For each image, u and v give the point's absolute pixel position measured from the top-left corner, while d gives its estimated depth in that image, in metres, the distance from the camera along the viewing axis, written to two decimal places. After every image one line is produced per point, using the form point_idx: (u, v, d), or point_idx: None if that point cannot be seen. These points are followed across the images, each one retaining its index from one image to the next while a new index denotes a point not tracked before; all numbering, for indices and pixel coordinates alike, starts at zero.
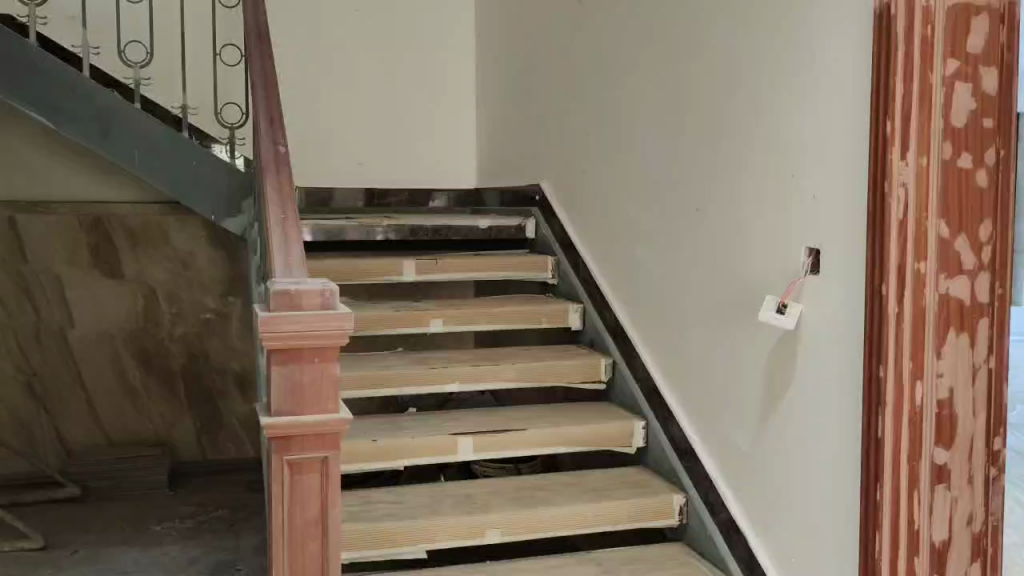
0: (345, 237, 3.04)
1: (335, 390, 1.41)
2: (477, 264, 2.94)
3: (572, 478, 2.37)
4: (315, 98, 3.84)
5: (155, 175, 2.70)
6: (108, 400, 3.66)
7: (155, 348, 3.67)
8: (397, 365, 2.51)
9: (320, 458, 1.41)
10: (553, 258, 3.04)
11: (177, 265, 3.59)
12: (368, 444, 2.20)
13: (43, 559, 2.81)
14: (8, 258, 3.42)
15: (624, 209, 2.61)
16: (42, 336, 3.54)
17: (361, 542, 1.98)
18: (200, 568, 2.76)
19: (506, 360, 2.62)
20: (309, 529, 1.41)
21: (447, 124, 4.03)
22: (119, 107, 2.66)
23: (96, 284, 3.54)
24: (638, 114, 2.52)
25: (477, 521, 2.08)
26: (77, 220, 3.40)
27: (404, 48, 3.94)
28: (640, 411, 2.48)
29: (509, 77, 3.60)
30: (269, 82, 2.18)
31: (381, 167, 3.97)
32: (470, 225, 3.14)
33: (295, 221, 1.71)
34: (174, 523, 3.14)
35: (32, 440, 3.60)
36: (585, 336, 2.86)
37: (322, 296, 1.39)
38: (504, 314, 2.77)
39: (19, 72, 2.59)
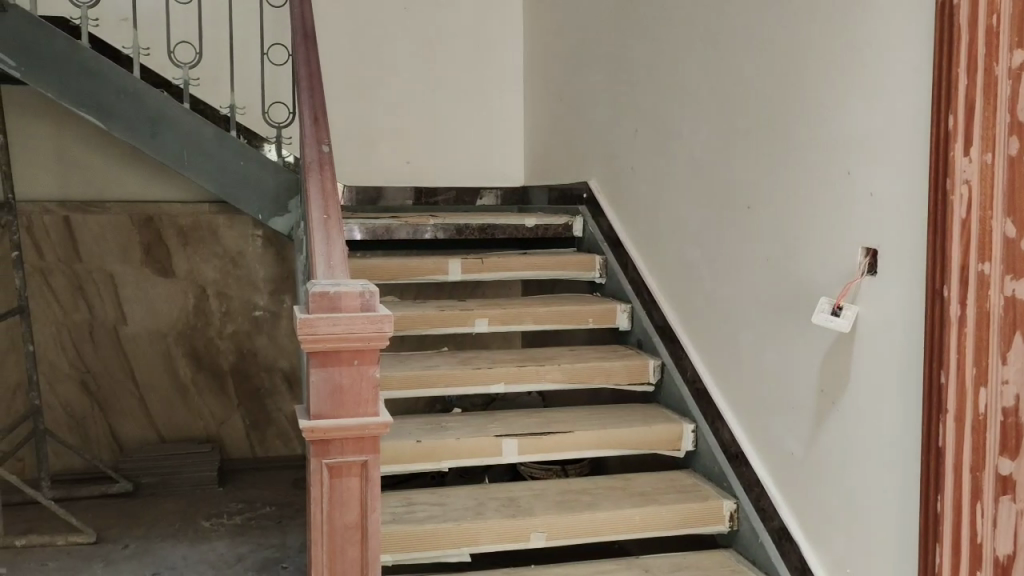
0: (391, 236, 3.03)
1: (375, 392, 1.39)
2: (523, 264, 2.91)
3: (618, 481, 2.33)
4: (362, 96, 3.84)
5: (204, 175, 2.72)
6: (160, 396, 3.64)
7: (205, 347, 3.66)
8: (442, 365, 2.49)
9: (359, 461, 1.39)
10: (601, 257, 2.99)
11: (227, 263, 3.64)
12: (413, 445, 2.18)
13: (95, 553, 2.85)
14: (63, 257, 3.48)
15: (673, 207, 2.56)
16: (97, 333, 3.55)
17: (404, 544, 1.96)
18: (246, 567, 2.77)
19: (552, 360, 2.58)
20: (349, 532, 1.40)
21: (494, 123, 4.02)
22: (171, 108, 2.68)
23: (149, 282, 3.57)
24: (687, 109, 2.47)
25: (521, 524, 2.05)
26: (130, 220, 3.52)
27: (451, 45, 3.92)
28: (689, 413, 2.43)
29: (556, 74, 3.56)
30: (313, 81, 2.18)
31: (428, 165, 3.95)
32: (516, 224, 3.11)
33: (338, 221, 1.70)
34: (223, 519, 3.16)
35: (87, 437, 3.59)
36: (632, 336, 2.81)
37: (362, 298, 1.37)
38: (550, 314, 2.73)
39: (75, 76, 2.63)
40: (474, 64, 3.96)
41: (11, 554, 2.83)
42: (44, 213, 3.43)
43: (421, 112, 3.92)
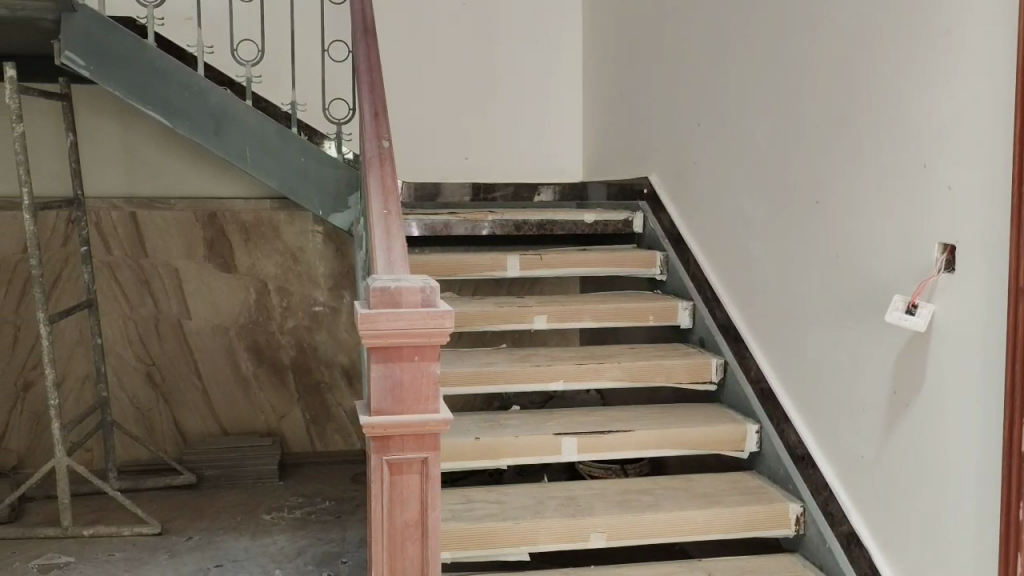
0: (449, 232, 3.02)
1: (435, 389, 1.37)
2: (582, 260, 2.88)
3: (679, 482, 2.28)
4: (422, 93, 3.84)
5: (266, 171, 2.74)
6: (222, 389, 3.70)
7: (266, 341, 3.70)
8: (500, 362, 2.47)
9: (419, 459, 1.38)
10: (662, 254, 2.94)
11: (288, 259, 3.66)
12: (471, 443, 2.17)
13: (160, 544, 2.90)
14: (129, 252, 3.54)
15: (737, 202, 2.50)
16: (161, 327, 3.61)
17: (463, 542, 1.95)
18: (306, 560, 2.80)
19: (611, 358, 2.55)
20: (409, 530, 1.39)
21: (554, 118, 3.99)
22: (234, 105, 2.70)
23: (212, 277, 3.62)
24: (752, 101, 2.41)
25: (582, 524, 2.02)
26: (194, 217, 3.56)
27: (510, 40, 3.89)
28: (753, 414, 2.37)
29: (617, 68, 3.51)
30: (374, 77, 2.17)
31: (487, 161, 3.94)
32: (575, 220, 3.08)
33: (398, 216, 1.69)
34: (284, 513, 3.20)
35: (152, 429, 3.67)
36: (694, 335, 2.76)
37: (422, 294, 1.35)
38: (610, 312, 2.70)
39: (141, 75, 2.68)
40: (532, 59, 3.93)
41: (79, 544, 2.89)
42: (112, 210, 3.50)
43: (479, 108, 3.91)
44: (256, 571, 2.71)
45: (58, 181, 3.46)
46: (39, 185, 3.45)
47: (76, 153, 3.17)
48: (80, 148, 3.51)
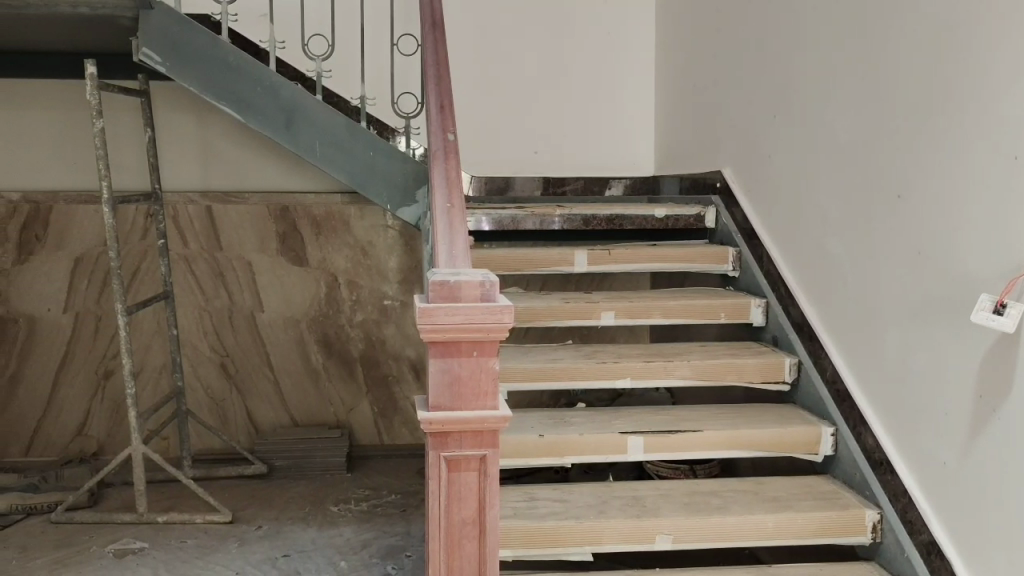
0: (517, 226, 2.99)
1: (494, 385, 1.34)
2: (652, 255, 2.82)
3: (749, 485, 2.21)
4: (491, 87, 3.82)
5: (335, 166, 2.76)
6: (293, 381, 3.74)
7: (336, 334, 3.73)
8: (567, 358, 2.44)
9: (478, 456, 1.35)
10: (735, 250, 2.86)
11: (358, 253, 3.69)
12: (535, 439, 2.14)
13: (231, 532, 2.95)
14: (204, 245, 3.61)
15: (815, 197, 2.41)
16: (235, 318, 3.68)
17: (525, 540, 1.92)
18: (372, 553, 2.81)
19: (680, 356, 2.49)
20: (467, 528, 1.37)
21: (624, 112, 3.93)
22: (305, 100, 2.72)
23: (283, 270, 3.66)
24: (832, 93, 2.32)
25: (646, 525, 1.97)
26: (267, 211, 3.62)
27: (582, 35, 3.85)
28: (828, 416, 2.29)
29: (691, 59, 3.43)
30: (441, 70, 2.15)
31: (556, 155, 3.91)
32: (646, 215, 3.02)
33: (461, 210, 1.67)
34: (350, 505, 3.22)
35: (225, 419, 3.74)
36: (767, 333, 2.68)
37: (482, 289, 1.32)
38: (680, 309, 2.64)
39: (215, 70, 2.72)
40: (603, 52, 3.88)
41: (154, 530, 2.96)
42: (188, 204, 3.58)
43: (550, 102, 3.87)
44: (322, 562, 2.73)
45: (137, 175, 3.55)
46: (119, 179, 3.55)
47: (155, 148, 3.24)
48: (158, 143, 3.59)
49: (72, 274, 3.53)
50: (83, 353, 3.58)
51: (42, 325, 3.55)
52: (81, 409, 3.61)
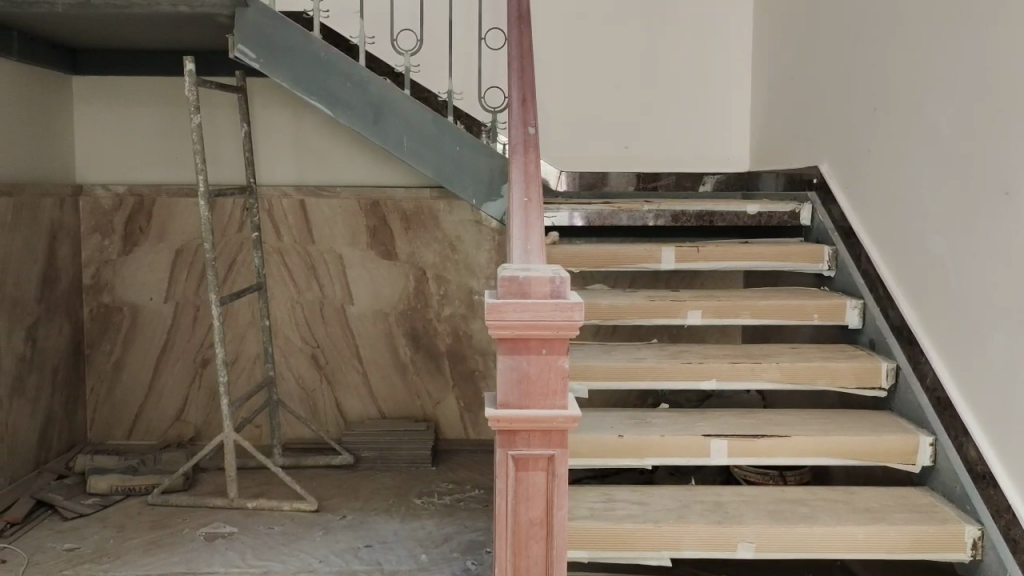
0: (616, 221, 2.94)
1: (563, 383, 1.31)
2: (742, 253, 2.73)
3: (839, 494, 2.12)
4: (582, 82, 3.79)
5: (421, 160, 2.77)
6: (381, 374, 3.78)
7: (423, 328, 3.76)
8: (650, 357, 2.38)
9: (546, 456, 1.33)
10: (832, 248, 2.74)
11: (446, 248, 3.70)
12: (614, 439, 2.09)
13: (316, 521, 3.00)
14: (298, 237, 3.69)
15: (917, 194, 2.29)
16: (326, 311, 3.74)
17: (600, 542, 1.88)
18: (452, 547, 2.81)
19: (768, 358, 2.40)
20: (534, 528, 1.34)
21: (719, 105, 3.82)
22: (393, 94, 2.74)
23: (375, 265, 3.71)
24: (935, 84, 2.20)
25: (728, 532, 1.91)
26: (358, 205, 3.68)
27: (674, 27, 3.77)
28: (927, 425, 2.17)
29: (788, 50, 3.31)
30: (522, 63, 2.13)
31: (647, 150, 3.83)
32: (738, 211, 2.94)
33: (538, 205, 1.64)
34: (433, 498, 3.23)
35: (315, 410, 3.80)
36: (864, 336, 2.55)
37: (552, 284, 1.29)
38: (771, 308, 2.55)
39: (306, 65, 2.76)
40: (698, 44, 3.78)
41: (243, 515, 3.03)
42: (283, 197, 3.67)
43: (641, 96, 3.80)
44: (403, 555, 2.75)
45: (234, 169, 3.66)
46: (218, 174, 3.66)
47: (250, 143, 3.33)
48: (254, 138, 3.69)
49: (173, 264, 3.66)
50: (181, 342, 3.70)
51: (145, 313, 3.69)
52: (180, 395, 3.74)
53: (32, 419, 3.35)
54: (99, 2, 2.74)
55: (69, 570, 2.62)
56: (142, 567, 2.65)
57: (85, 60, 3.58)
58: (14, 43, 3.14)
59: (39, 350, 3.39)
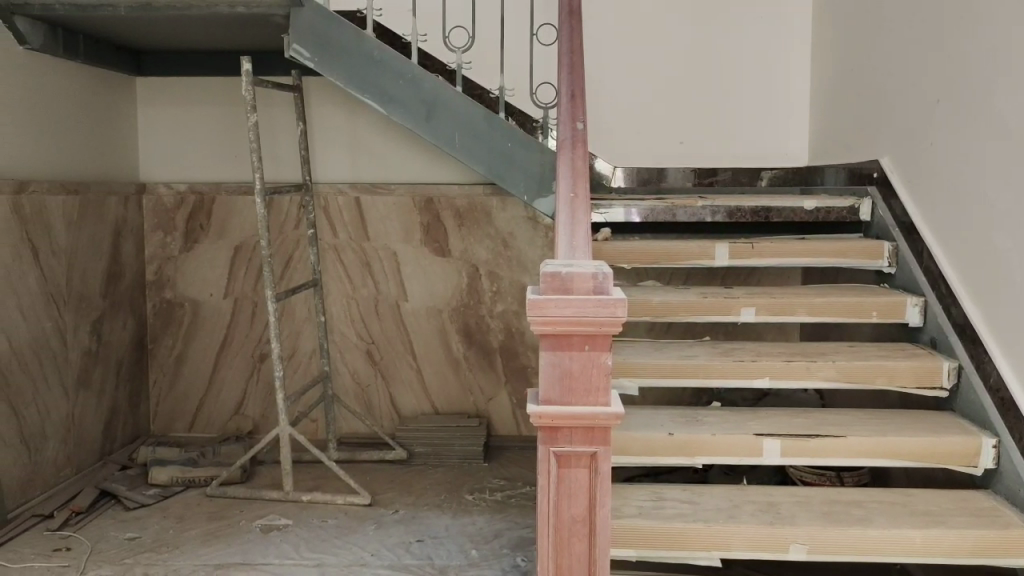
0: (674, 219, 2.90)
1: (606, 380, 1.30)
2: (798, 249, 2.68)
3: (897, 496, 2.06)
4: (636, 76, 3.75)
5: (473, 156, 2.77)
6: (435, 370, 3.80)
7: (477, 325, 3.76)
8: (702, 355, 2.35)
9: (588, 453, 1.32)
10: (892, 244, 2.67)
11: (499, 244, 3.71)
12: (664, 438, 2.06)
13: (369, 515, 3.03)
14: (353, 234, 3.73)
15: (982, 188, 2.21)
16: (381, 308, 3.77)
17: (649, 541, 1.86)
18: (502, 543, 2.81)
19: (825, 356, 2.35)
20: (576, 527, 1.34)
21: (777, 98, 3.74)
22: (446, 91, 2.75)
23: (428, 261, 3.74)
24: (1001, 74, 2.12)
25: (779, 533, 1.87)
26: (412, 202, 3.70)
27: (731, 19, 3.71)
28: (991, 426, 2.10)
29: (849, 41, 3.24)
30: (573, 58, 2.11)
31: (703, 144, 3.78)
32: (795, 207, 2.88)
33: (585, 200, 1.62)
34: (485, 494, 3.24)
35: (370, 405, 3.84)
36: (925, 334, 2.48)
37: (595, 280, 1.28)
38: (828, 306, 2.49)
39: (360, 63, 2.78)
40: (755, 37, 3.71)
41: (298, 508, 3.08)
42: (338, 195, 3.72)
43: (697, 91, 3.76)
44: (453, 550, 2.76)
45: (291, 167, 3.71)
46: (275, 172, 3.72)
47: (306, 141, 3.37)
48: (311, 136, 3.74)
49: (232, 261, 3.74)
50: (240, 337, 3.78)
51: (205, 308, 3.77)
52: (239, 389, 3.81)
53: (97, 411, 3.45)
54: (161, 4, 2.80)
55: (131, 558, 2.69)
56: (200, 557, 2.71)
57: (148, 62, 3.67)
58: (79, 45, 3.23)
59: (104, 344, 3.49)
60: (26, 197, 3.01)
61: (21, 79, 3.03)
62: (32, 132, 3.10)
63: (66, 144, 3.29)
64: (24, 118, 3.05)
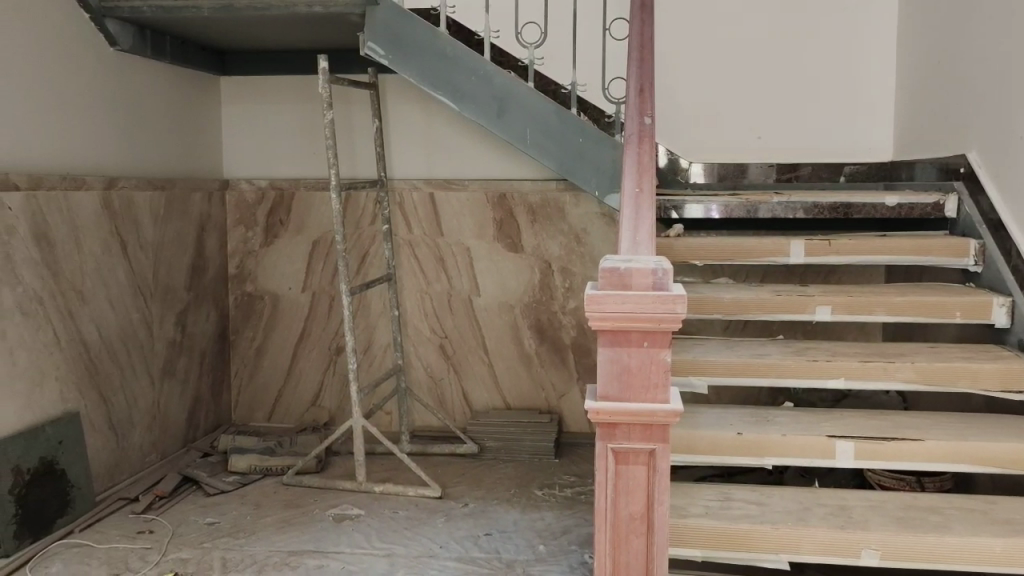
0: (760, 213, 2.87)
1: (665, 377, 1.28)
2: (878, 246, 2.60)
3: (978, 503, 1.98)
4: (713, 70, 3.70)
5: (544, 152, 2.77)
6: (507, 365, 3.82)
7: (549, 321, 3.76)
8: (774, 354, 2.30)
9: (646, 450, 1.31)
10: (978, 242, 2.56)
11: (571, 240, 3.70)
12: (733, 437, 2.02)
13: (438, 507, 3.07)
14: (428, 230, 3.78)
15: None
16: (454, 302, 3.81)
17: (713, 541, 1.83)
18: (570, 540, 2.81)
19: (903, 357, 2.28)
20: (634, 524, 1.33)
21: (860, 91, 3.63)
22: (517, 87, 2.75)
23: (500, 257, 3.75)
24: None
25: (850, 537, 1.82)
26: (486, 198, 3.73)
27: (811, 9, 3.61)
28: None
29: (936, 32, 3.12)
30: (645, 51, 2.06)
31: (782, 139, 3.70)
32: (876, 203, 2.80)
33: (650, 195, 1.60)
34: (554, 490, 3.24)
35: (443, 399, 3.88)
36: (1012, 336, 2.38)
37: (654, 276, 1.26)
38: (908, 305, 2.41)
39: (433, 60, 2.80)
40: (837, 28, 3.60)
41: (370, 499, 3.13)
42: (413, 191, 3.77)
43: (776, 84, 3.68)
44: (521, 545, 2.77)
45: (367, 164, 3.78)
46: (351, 168, 3.79)
47: (381, 139, 3.43)
48: (387, 132, 3.79)
49: (310, 255, 3.82)
50: (317, 330, 3.86)
51: (284, 301, 3.87)
52: (315, 381, 3.89)
53: (181, 399, 3.58)
54: (242, 4, 2.88)
55: (209, 543, 2.78)
56: (275, 544, 2.78)
57: (231, 61, 3.78)
58: (166, 45, 3.34)
59: (188, 335, 3.61)
60: (115, 192, 3.13)
61: (111, 79, 3.16)
62: (121, 129, 3.23)
63: (153, 142, 3.42)
64: (113, 116, 3.17)
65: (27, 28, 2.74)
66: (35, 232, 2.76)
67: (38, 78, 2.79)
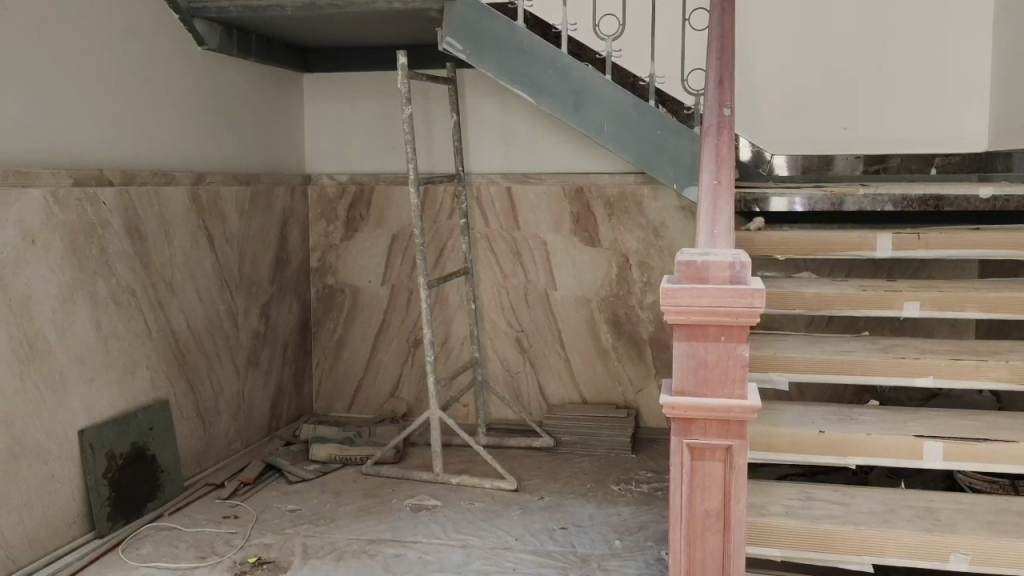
0: (846, 207, 2.76)
1: (743, 372, 1.26)
2: (972, 241, 2.49)
3: None
4: (797, 62, 3.61)
5: (621, 146, 2.75)
6: (584, 360, 3.81)
7: (625, 315, 3.73)
8: (860, 351, 2.23)
9: (723, 446, 1.29)
10: None
11: (650, 234, 3.66)
12: (814, 435, 1.97)
13: (515, 500, 3.08)
14: (506, 224, 3.79)
15: None
16: (530, 296, 3.81)
17: (795, 542, 1.79)
18: (647, 536, 2.78)
19: (998, 355, 2.18)
20: (710, 522, 1.31)
21: (953, 80, 3.49)
22: (594, 79, 2.73)
23: (578, 251, 3.74)
24: None
25: (939, 540, 1.76)
26: (564, 191, 3.72)
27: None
28: None
29: None
30: (726, 41, 1.98)
31: (871, 131, 3.59)
32: (968, 194, 2.69)
33: (728, 189, 1.57)
34: (631, 486, 3.22)
35: (520, 392, 3.89)
36: None
37: (732, 270, 1.24)
38: (1002, 302, 2.31)
39: (510, 53, 2.80)
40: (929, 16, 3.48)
41: (447, 490, 3.17)
42: (491, 185, 3.79)
43: (863, 75, 3.57)
44: (597, 539, 2.76)
45: (446, 159, 3.82)
46: (431, 164, 3.82)
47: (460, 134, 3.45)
48: (466, 128, 3.82)
49: (389, 249, 3.88)
50: (396, 322, 3.91)
51: (365, 294, 3.93)
52: (394, 372, 3.94)
53: (265, 389, 3.67)
54: (323, 2, 2.94)
55: (291, 529, 2.85)
56: (355, 531, 2.84)
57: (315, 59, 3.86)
58: (253, 46, 3.44)
59: (272, 326, 3.71)
60: (203, 188, 3.23)
61: (201, 78, 3.26)
62: (211, 127, 3.33)
63: (239, 140, 3.51)
64: (201, 114, 3.27)
65: (122, 32, 2.85)
66: (128, 226, 2.86)
67: (133, 79, 2.91)
